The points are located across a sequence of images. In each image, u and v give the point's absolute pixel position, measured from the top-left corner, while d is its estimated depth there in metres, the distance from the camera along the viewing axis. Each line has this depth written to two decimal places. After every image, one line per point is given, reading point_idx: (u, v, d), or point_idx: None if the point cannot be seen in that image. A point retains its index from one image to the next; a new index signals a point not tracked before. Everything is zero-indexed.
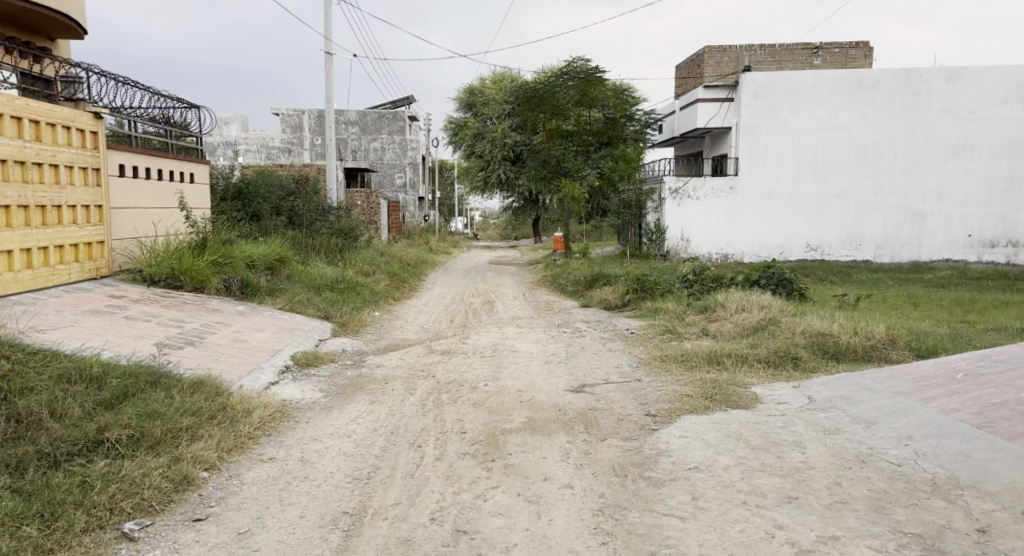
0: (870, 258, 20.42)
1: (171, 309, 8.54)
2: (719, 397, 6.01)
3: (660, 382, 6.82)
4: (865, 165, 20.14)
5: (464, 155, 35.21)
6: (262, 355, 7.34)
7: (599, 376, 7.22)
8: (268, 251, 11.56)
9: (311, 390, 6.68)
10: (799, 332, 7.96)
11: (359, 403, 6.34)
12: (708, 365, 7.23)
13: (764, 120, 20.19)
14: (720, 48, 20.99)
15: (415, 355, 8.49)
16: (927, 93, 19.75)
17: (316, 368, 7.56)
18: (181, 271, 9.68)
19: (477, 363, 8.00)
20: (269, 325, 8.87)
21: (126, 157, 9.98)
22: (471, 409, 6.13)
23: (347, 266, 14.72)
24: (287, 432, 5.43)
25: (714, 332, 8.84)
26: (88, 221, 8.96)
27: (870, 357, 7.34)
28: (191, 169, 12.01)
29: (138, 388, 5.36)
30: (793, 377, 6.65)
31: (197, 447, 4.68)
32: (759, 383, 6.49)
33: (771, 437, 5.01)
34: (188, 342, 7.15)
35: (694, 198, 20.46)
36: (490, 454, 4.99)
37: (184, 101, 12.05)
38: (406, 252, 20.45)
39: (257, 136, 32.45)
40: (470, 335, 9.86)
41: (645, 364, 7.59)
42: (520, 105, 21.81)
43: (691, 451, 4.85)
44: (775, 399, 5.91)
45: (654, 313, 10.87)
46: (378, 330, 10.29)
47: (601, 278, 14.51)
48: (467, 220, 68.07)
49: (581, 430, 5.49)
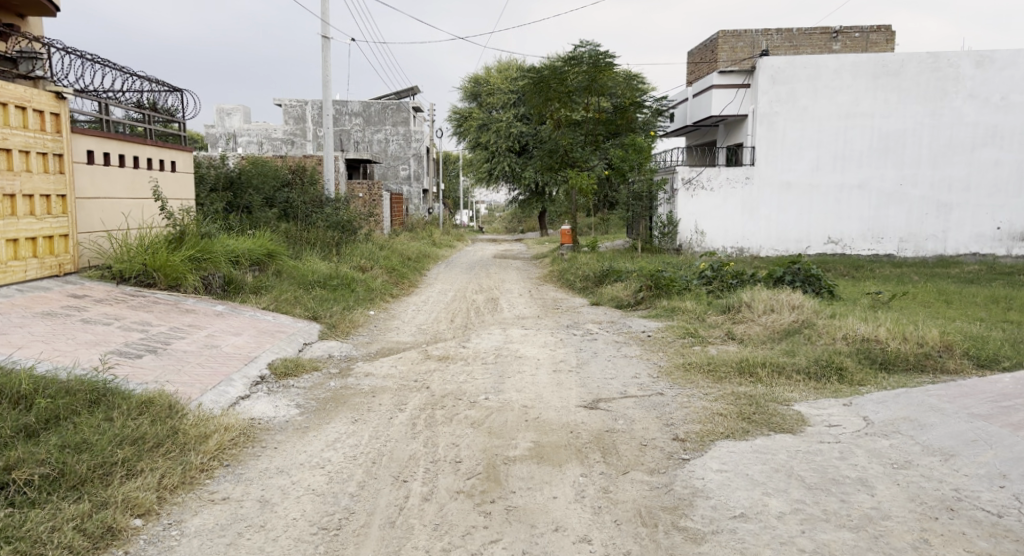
0: (893, 252, 19.46)
1: (139, 309, 7.70)
2: (760, 418, 5.14)
3: (686, 396, 5.94)
4: (888, 154, 19.15)
5: (468, 147, 34.27)
6: (235, 364, 6.50)
7: (617, 388, 6.36)
8: (255, 246, 10.73)
9: (285, 406, 5.83)
10: (838, 339, 7.09)
11: (338, 422, 5.49)
12: (739, 377, 6.33)
13: (782, 106, 19.20)
14: (734, 32, 20.15)
15: (409, 361, 7.64)
16: (955, 78, 18.74)
17: (295, 378, 6.71)
18: (154, 267, 8.86)
19: (476, 371, 7.12)
20: (247, 328, 8.01)
21: (97, 143, 9.14)
22: (469, 430, 5.29)
23: (342, 262, 13.84)
24: (249, 463, 4.58)
25: (741, 335, 7.97)
26: (50, 212, 8.13)
27: (924, 366, 6.45)
28: (172, 157, 11.16)
29: (73, 410, 4.53)
30: (840, 393, 5.77)
31: (130, 488, 3.85)
32: (802, 398, 5.63)
33: (828, 474, 4.14)
34: (149, 350, 6.34)
35: (708, 189, 19.45)
36: (489, 493, 4.12)
37: (164, 83, 11.18)
38: (408, 246, 19.59)
39: (259, 127, 31.66)
40: (472, 337, 9.02)
41: (665, 374, 6.72)
42: (525, 92, 20.91)
43: (734, 491, 3.99)
44: (824, 421, 5.03)
45: (671, 313, 9.97)
46: (370, 331, 9.43)
47: (611, 273, 13.62)
48: (473, 213, 67.15)
49: (597, 459, 4.62)
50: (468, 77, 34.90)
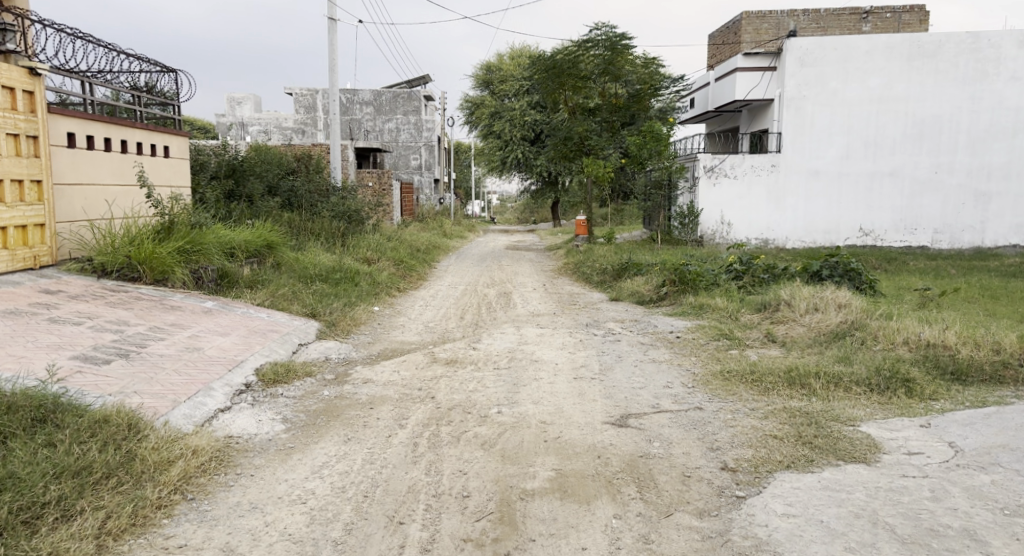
0: (927, 243, 18.50)
1: (117, 306, 6.98)
2: (823, 445, 4.37)
3: (731, 412, 5.16)
4: (923, 140, 18.16)
5: (480, 136, 33.45)
6: (218, 369, 5.78)
7: (648, 401, 5.56)
8: (253, 237, 10.00)
9: (269, 421, 5.09)
10: (899, 344, 6.29)
11: (329, 442, 4.74)
12: (790, 389, 5.53)
13: (811, 91, 18.23)
14: (759, 13, 19.17)
15: (414, 365, 6.88)
16: (995, 59, 17.77)
17: (285, 386, 5.98)
18: (139, 259, 8.16)
19: (488, 379, 6.34)
20: (237, 327, 7.27)
21: (78, 124, 8.40)
22: (480, 453, 4.53)
23: (347, 254, 13.10)
24: (218, 496, 3.84)
25: (783, 338, 7.17)
26: (22, 200, 7.42)
27: (1003, 378, 5.62)
28: (163, 141, 10.43)
29: (9, 433, 3.81)
30: (911, 411, 4.97)
31: (58, 537, 3.15)
32: (868, 418, 4.85)
33: (924, 523, 3.36)
34: (121, 354, 5.63)
35: (731, 177, 18.47)
36: (505, 543, 3.37)
37: (158, 63, 10.43)
38: (417, 237, 18.83)
39: (270, 116, 31.03)
40: (483, 337, 8.25)
41: (701, 383, 5.93)
42: (539, 77, 19.92)
43: (809, 547, 3.22)
44: (902, 448, 4.25)
45: (700, 311, 9.14)
46: (373, 330, 8.67)
47: (631, 266, 12.79)
48: (485, 204, 66.40)
49: (633, 495, 3.85)
50: (480, 65, 33.99)
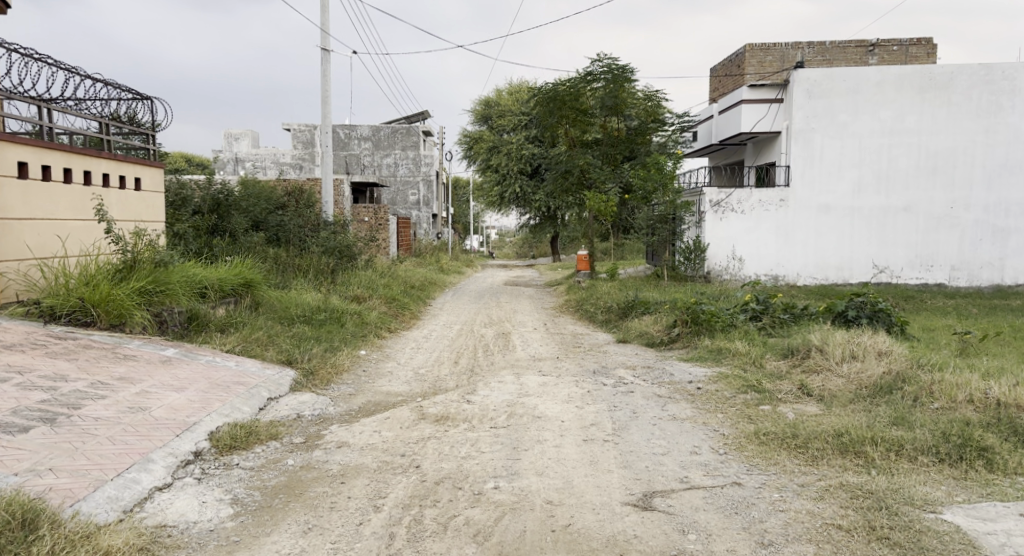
0: (944, 281, 17.73)
1: (60, 358, 6.10)
2: (906, 542, 3.46)
3: (777, 489, 4.25)
4: (938, 174, 17.49)
5: (478, 170, 32.86)
6: (163, 434, 4.88)
7: (674, 473, 4.64)
8: (227, 275, 9.12)
9: (214, 503, 4.17)
10: (961, 403, 5.46)
11: (285, 532, 3.83)
12: (842, 458, 4.65)
13: (820, 123, 17.61)
14: (763, 45, 18.51)
15: (399, 424, 5.95)
16: (1010, 92, 17.21)
17: (243, 453, 5.06)
18: (94, 303, 7.35)
19: (483, 442, 5.41)
20: (197, 379, 6.35)
21: (34, 154, 7.63)
22: (473, 548, 3.63)
23: (335, 291, 12.21)
24: None
25: (820, 392, 6.27)
26: None
27: None
28: (134, 173, 9.64)
29: None
30: (1000, 491, 4.08)
31: None
32: (950, 499, 3.96)
33: None
34: (47, 418, 4.75)
35: (738, 211, 17.75)
36: None
37: (131, 90, 9.71)
38: (412, 273, 17.98)
39: (268, 152, 30.53)
40: (479, 388, 7.31)
41: (735, 449, 5.01)
42: (537, 110, 19.34)
43: None
44: (1009, 549, 3.36)
45: (719, 355, 8.24)
46: (357, 380, 7.73)
47: (638, 305, 11.92)
48: (485, 238, 65.87)
49: None
50: (480, 100, 33.42)
